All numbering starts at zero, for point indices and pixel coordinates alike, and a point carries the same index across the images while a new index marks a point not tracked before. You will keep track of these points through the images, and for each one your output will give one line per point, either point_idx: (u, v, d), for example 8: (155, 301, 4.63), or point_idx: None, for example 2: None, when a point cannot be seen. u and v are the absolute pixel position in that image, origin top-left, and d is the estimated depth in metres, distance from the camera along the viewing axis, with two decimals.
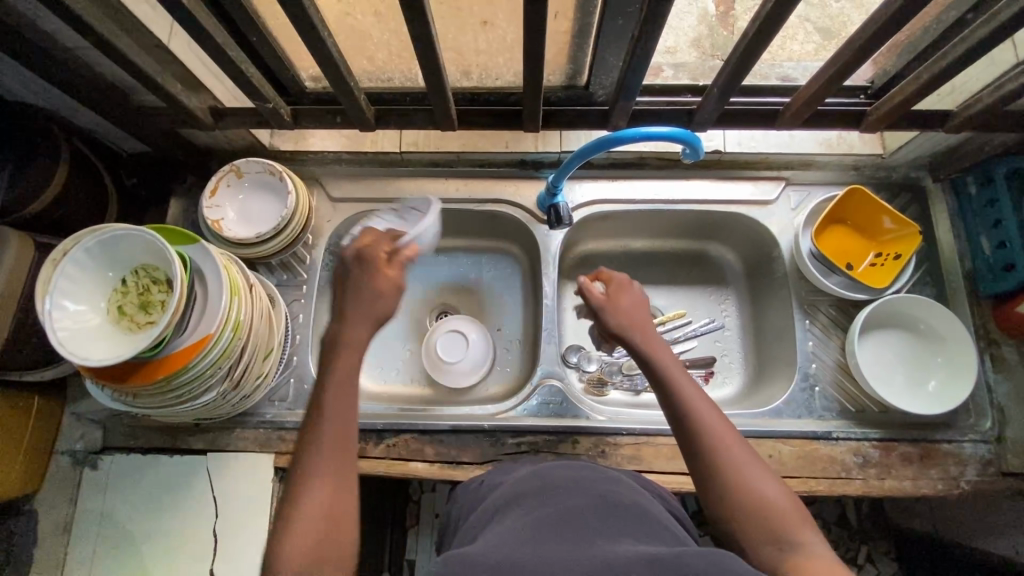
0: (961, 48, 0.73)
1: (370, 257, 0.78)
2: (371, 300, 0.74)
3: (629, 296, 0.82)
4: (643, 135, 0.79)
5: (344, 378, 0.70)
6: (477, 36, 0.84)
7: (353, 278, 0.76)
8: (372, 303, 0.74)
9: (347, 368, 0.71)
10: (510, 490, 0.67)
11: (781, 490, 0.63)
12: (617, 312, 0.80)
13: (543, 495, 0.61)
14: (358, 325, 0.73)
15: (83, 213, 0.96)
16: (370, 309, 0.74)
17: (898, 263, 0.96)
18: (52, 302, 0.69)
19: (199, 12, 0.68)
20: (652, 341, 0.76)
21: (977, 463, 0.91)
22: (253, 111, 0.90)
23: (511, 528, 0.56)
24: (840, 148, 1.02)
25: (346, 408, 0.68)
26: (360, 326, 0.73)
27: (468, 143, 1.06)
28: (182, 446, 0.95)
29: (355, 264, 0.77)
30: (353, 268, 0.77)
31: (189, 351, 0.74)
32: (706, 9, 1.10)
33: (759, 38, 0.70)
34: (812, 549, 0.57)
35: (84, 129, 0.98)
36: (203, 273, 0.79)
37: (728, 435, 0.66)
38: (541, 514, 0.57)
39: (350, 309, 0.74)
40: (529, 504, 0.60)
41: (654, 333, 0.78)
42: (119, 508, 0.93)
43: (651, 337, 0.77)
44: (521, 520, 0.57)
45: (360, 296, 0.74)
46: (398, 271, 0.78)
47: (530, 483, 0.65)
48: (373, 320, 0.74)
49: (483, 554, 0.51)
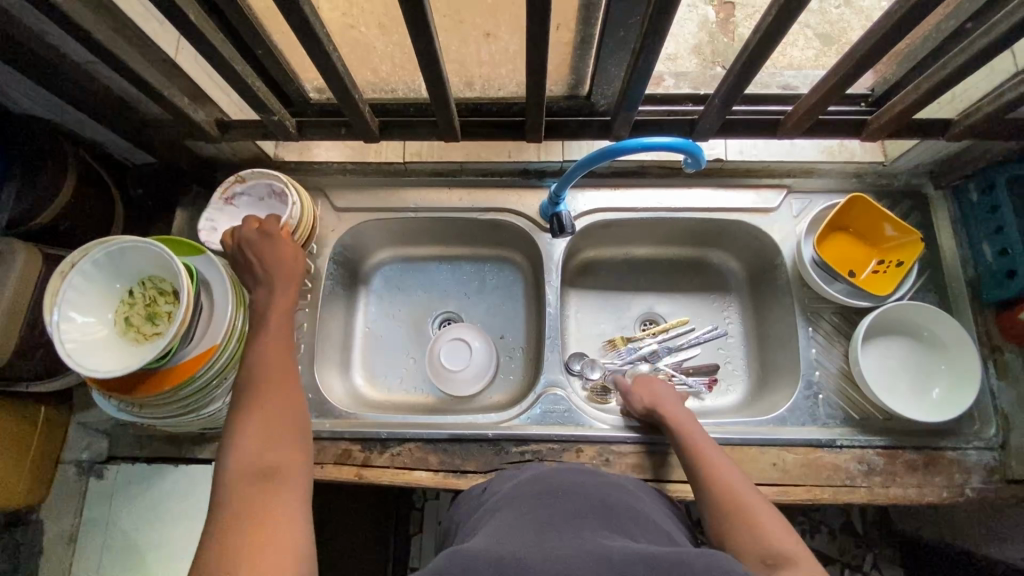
0: (961, 58, 0.73)
1: (273, 233, 0.81)
2: (279, 266, 0.79)
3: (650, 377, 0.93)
4: (645, 146, 0.79)
5: (277, 322, 0.76)
6: (480, 47, 0.85)
7: (253, 258, 0.79)
8: (283, 267, 0.79)
9: (277, 324, 0.75)
10: (507, 494, 0.67)
11: (776, 516, 0.67)
12: (641, 387, 0.91)
13: (544, 498, 0.62)
14: (281, 287, 0.78)
15: (89, 224, 0.97)
16: (285, 274, 0.79)
17: (899, 270, 0.97)
18: (60, 313, 0.70)
19: (206, 27, 0.69)
20: (673, 408, 0.86)
21: (981, 471, 0.91)
22: (257, 123, 0.91)
23: (512, 527, 0.57)
24: (841, 155, 1.03)
25: (283, 344, 0.74)
26: (281, 289, 0.78)
27: (471, 152, 1.07)
28: (183, 456, 0.93)
29: (251, 246, 0.80)
30: (248, 251, 0.80)
31: (195, 361, 0.75)
32: (707, 16, 1.11)
33: (760, 50, 0.70)
34: (798, 561, 0.60)
35: (90, 140, 0.99)
36: (209, 284, 0.80)
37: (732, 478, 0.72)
38: (542, 516, 0.58)
39: (266, 282, 0.78)
40: (530, 504, 0.61)
41: (679, 405, 0.87)
42: (125, 517, 0.93)
43: (671, 405, 0.86)
44: (519, 520, 0.58)
45: (270, 266, 0.79)
46: (290, 240, 0.84)
47: (531, 486, 0.66)
48: (290, 283, 0.79)
49: (487, 549, 0.52)
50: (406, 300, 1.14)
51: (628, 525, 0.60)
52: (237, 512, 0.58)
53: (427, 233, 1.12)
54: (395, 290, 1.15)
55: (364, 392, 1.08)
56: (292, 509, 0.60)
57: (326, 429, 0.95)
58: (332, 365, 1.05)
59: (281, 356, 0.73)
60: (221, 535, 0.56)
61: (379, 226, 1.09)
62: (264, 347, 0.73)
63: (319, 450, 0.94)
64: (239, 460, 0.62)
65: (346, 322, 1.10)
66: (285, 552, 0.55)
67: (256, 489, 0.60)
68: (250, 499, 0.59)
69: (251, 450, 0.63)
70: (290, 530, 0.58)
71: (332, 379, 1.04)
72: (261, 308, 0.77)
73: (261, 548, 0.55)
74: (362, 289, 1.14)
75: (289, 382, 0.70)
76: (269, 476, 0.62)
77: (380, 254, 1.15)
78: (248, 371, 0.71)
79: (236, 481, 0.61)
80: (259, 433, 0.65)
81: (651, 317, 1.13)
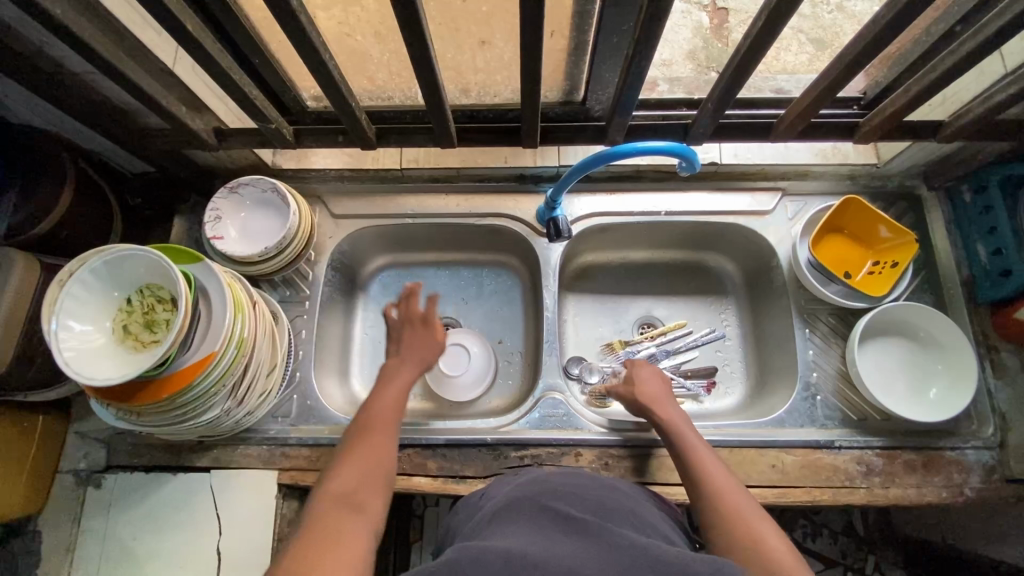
0: (949, 61, 0.74)
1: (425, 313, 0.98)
2: (417, 344, 0.94)
3: (647, 370, 0.93)
4: (641, 150, 0.80)
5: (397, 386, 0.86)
6: (475, 54, 0.85)
7: (407, 330, 0.96)
8: (422, 347, 0.94)
9: (400, 376, 0.88)
10: (508, 493, 0.67)
11: (778, 534, 0.65)
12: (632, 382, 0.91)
13: (543, 500, 0.62)
14: (410, 362, 0.91)
15: (87, 234, 0.97)
16: (424, 354, 0.93)
17: (894, 271, 0.98)
18: (58, 322, 0.70)
19: (205, 39, 0.70)
20: (665, 405, 0.86)
21: (980, 470, 0.91)
22: (255, 131, 0.91)
23: (515, 531, 0.57)
24: (834, 158, 1.04)
25: (390, 403, 0.83)
26: (410, 364, 0.91)
27: (468, 159, 1.08)
28: (186, 463, 0.95)
29: (414, 320, 0.97)
30: (409, 325, 0.97)
31: (193, 369, 0.74)
32: (701, 22, 1.12)
33: (749, 57, 0.72)
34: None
35: (89, 151, 0.99)
36: (207, 292, 0.79)
37: (734, 495, 0.70)
38: (542, 518, 0.58)
39: (407, 348, 0.93)
40: (530, 506, 0.61)
41: (671, 400, 0.88)
42: (123, 527, 0.93)
43: (666, 405, 0.86)
44: (522, 524, 0.58)
45: (410, 346, 0.94)
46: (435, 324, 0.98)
47: (529, 488, 0.66)
48: (417, 360, 0.92)
49: (492, 546, 0.52)
50: None
51: (629, 527, 0.60)
52: (318, 526, 0.63)
53: (425, 239, 1.13)
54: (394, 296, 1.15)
55: (362, 398, 1.07)
56: (358, 535, 0.63)
57: (325, 436, 0.95)
58: (331, 372, 1.06)
59: (388, 417, 0.81)
60: (302, 544, 0.61)
61: (377, 232, 1.09)
62: (375, 403, 0.83)
63: (319, 457, 0.95)
64: (331, 488, 0.69)
65: (345, 328, 1.11)
66: (349, 564, 0.59)
67: (341, 512, 0.66)
68: (331, 517, 0.65)
69: (342, 487, 0.70)
70: (355, 550, 0.61)
71: (329, 385, 1.04)
72: (392, 363, 0.91)
73: (328, 554, 0.59)
74: (359, 295, 1.14)
75: (385, 437, 0.78)
76: (353, 504, 0.68)
77: (378, 259, 1.16)
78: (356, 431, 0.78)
79: (325, 503, 0.67)
80: (356, 473, 0.72)
81: (649, 320, 1.13)
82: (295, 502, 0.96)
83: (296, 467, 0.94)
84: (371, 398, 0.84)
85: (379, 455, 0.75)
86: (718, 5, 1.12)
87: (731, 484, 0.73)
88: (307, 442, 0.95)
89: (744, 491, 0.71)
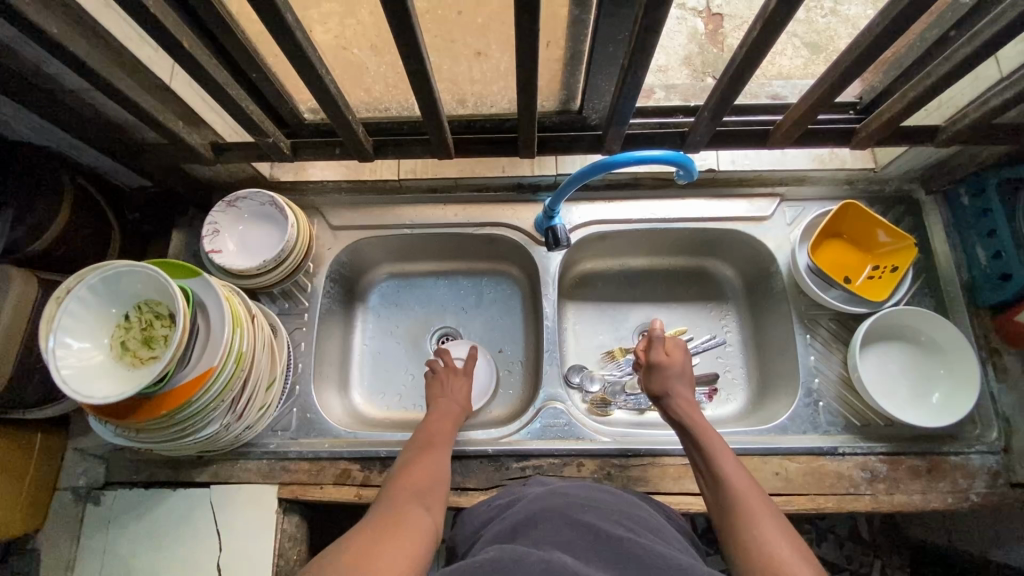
0: (944, 68, 0.74)
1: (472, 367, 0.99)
2: (462, 388, 0.97)
3: (677, 355, 0.91)
4: (638, 159, 0.80)
5: (448, 415, 0.91)
6: (471, 65, 0.86)
7: (445, 379, 0.97)
8: (466, 397, 0.96)
9: (450, 410, 0.92)
10: (527, 503, 0.67)
11: (788, 537, 0.65)
12: (664, 366, 0.89)
13: (561, 511, 0.62)
14: (456, 399, 0.94)
15: (85, 250, 0.97)
16: (463, 397, 0.96)
17: (894, 276, 0.98)
18: (56, 339, 0.69)
19: (201, 55, 0.70)
20: (688, 404, 0.86)
21: (986, 475, 0.90)
22: (252, 145, 0.91)
23: (538, 544, 0.57)
24: (832, 164, 1.03)
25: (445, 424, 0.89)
26: (456, 400, 0.94)
27: (465, 169, 1.07)
28: (185, 479, 0.94)
29: (455, 372, 0.98)
30: (450, 371, 0.98)
31: (192, 385, 0.74)
32: (696, 28, 1.13)
33: (744, 66, 0.72)
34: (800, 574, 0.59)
35: (87, 166, 0.99)
36: (206, 307, 0.78)
37: (748, 494, 0.70)
38: (562, 531, 0.58)
39: (450, 390, 0.96)
40: (548, 520, 0.61)
41: (689, 393, 0.88)
42: (121, 544, 0.92)
43: (686, 398, 0.86)
44: (541, 539, 0.58)
45: (457, 390, 0.96)
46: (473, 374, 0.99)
47: (548, 498, 0.66)
48: (453, 404, 0.94)
49: (513, 555, 0.53)
50: (403, 317, 1.14)
51: (645, 536, 0.60)
52: (383, 521, 0.66)
53: (424, 249, 1.13)
54: (393, 306, 1.15)
55: (362, 410, 1.07)
56: (418, 529, 0.65)
57: (324, 449, 0.95)
58: (331, 383, 1.05)
59: (441, 438, 0.86)
60: (369, 532, 0.63)
61: (375, 243, 1.09)
62: (432, 423, 0.89)
63: (319, 470, 0.94)
64: (392, 494, 0.72)
65: (344, 340, 1.10)
66: (409, 554, 0.61)
67: (408, 506, 0.70)
68: (391, 514, 0.67)
69: (400, 492, 0.73)
70: (416, 543, 0.63)
71: (329, 398, 1.03)
72: (440, 400, 0.94)
73: (390, 541, 0.61)
74: (359, 306, 1.14)
75: (436, 455, 0.81)
76: (411, 506, 0.70)
77: (377, 270, 1.15)
78: (414, 448, 0.83)
79: (386, 504, 0.70)
80: (415, 480, 0.76)
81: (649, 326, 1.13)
82: (295, 516, 0.95)
83: (296, 481, 0.93)
84: (426, 420, 0.90)
85: (433, 470, 0.79)
86: (712, 11, 1.13)
87: (744, 482, 0.72)
88: (306, 456, 0.94)
89: (757, 493, 0.70)
